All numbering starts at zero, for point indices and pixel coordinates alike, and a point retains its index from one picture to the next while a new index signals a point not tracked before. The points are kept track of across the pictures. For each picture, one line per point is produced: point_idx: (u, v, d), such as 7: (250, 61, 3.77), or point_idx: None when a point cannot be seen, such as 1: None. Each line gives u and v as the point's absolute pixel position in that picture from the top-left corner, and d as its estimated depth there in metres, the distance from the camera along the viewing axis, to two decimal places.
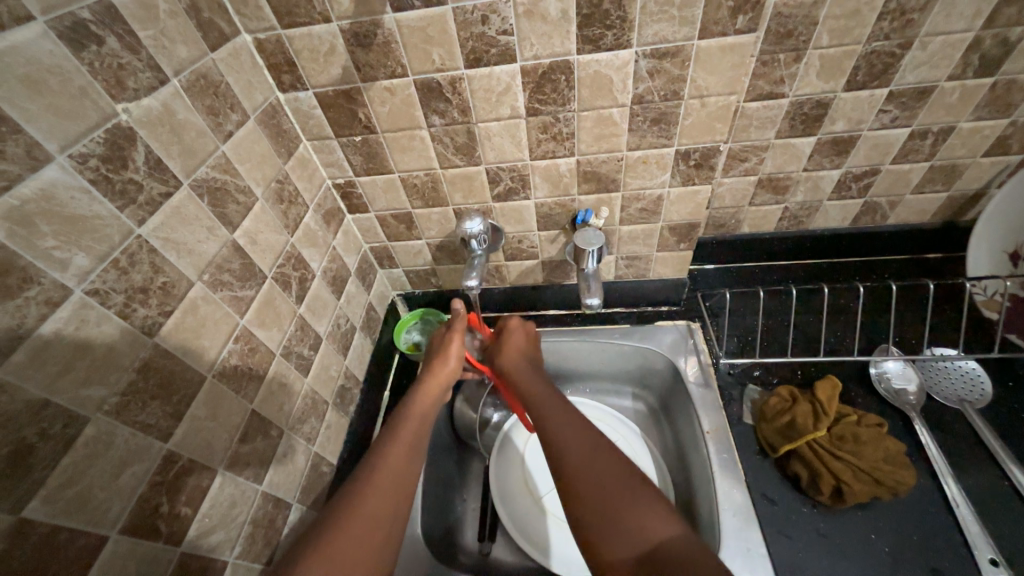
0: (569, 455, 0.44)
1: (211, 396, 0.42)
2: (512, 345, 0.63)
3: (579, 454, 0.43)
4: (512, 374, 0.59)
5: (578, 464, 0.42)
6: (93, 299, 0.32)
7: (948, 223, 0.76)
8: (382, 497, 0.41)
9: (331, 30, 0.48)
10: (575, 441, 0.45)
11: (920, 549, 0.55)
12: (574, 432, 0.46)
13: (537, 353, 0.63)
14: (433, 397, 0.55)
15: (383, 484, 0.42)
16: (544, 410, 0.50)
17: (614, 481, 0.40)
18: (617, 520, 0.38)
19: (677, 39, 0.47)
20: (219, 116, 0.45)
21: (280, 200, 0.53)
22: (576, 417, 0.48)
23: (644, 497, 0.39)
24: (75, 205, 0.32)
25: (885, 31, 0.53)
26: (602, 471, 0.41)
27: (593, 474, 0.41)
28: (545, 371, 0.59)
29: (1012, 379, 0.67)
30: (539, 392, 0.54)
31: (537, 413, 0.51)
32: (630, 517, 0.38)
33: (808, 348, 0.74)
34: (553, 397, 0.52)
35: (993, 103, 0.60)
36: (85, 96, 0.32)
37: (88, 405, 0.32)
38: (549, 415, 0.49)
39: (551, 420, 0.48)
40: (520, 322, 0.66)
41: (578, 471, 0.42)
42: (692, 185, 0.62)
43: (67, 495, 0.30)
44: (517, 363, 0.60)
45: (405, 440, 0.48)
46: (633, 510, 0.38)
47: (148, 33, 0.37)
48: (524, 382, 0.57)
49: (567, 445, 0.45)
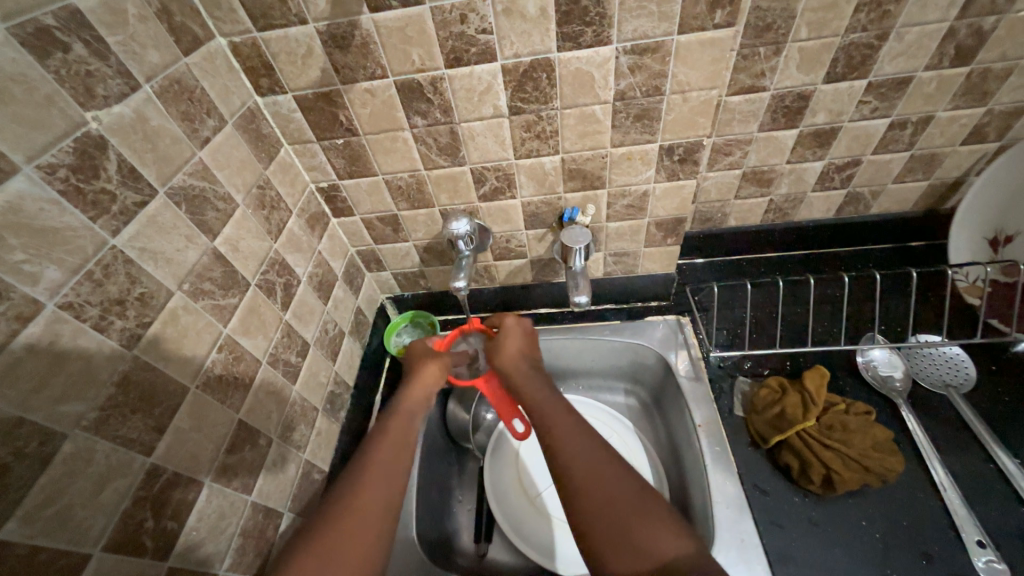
0: (574, 463, 0.43)
1: (194, 407, 0.41)
2: (511, 345, 0.60)
3: (584, 462, 0.42)
4: (510, 375, 0.57)
5: (584, 472, 0.42)
6: (67, 313, 0.32)
7: (929, 211, 0.77)
8: (376, 497, 0.41)
9: (308, 32, 0.48)
10: (580, 448, 0.44)
11: (909, 534, 0.56)
12: (578, 438, 0.45)
13: (534, 350, 0.62)
14: (422, 400, 0.54)
15: (378, 484, 0.42)
16: (546, 413, 0.49)
17: (621, 492, 0.40)
18: (623, 534, 0.38)
19: (656, 35, 0.47)
20: (195, 121, 0.44)
21: (262, 206, 0.53)
22: (581, 423, 0.47)
23: (654, 512, 0.39)
24: (45, 217, 0.31)
25: (862, 23, 0.54)
26: (608, 481, 0.41)
27: (599, 484, 0.41)
28: (544, 372, 0.57)
29: (995, 364, 0.68)
30: (540, 395, 0.52)
31: (539, 415, 0.49)
32: (635, 531, 0.38)
33: (795, 340, 0.75)
34: (556, 400, 0.51)
35: (969, 92, 0.61)
36: (52, 105, 0.32)
37: (65, 422, 0.31)
38: (552, 418, 0.48)
39: (555, 424, 0.47)
40: (515, 320, 0.64)
41: (583, 480, 0.41)
42: (677, 180, 0.62)
43: (45, 515, 0.29)
44: (515, 364, 0.58)
45: (395, 444, 0.47)
46: (639, 523, 0.38)
47: (117, 39, 0.36)
48: (523, 383, 0.55)
49: (572, 453, 0.43)
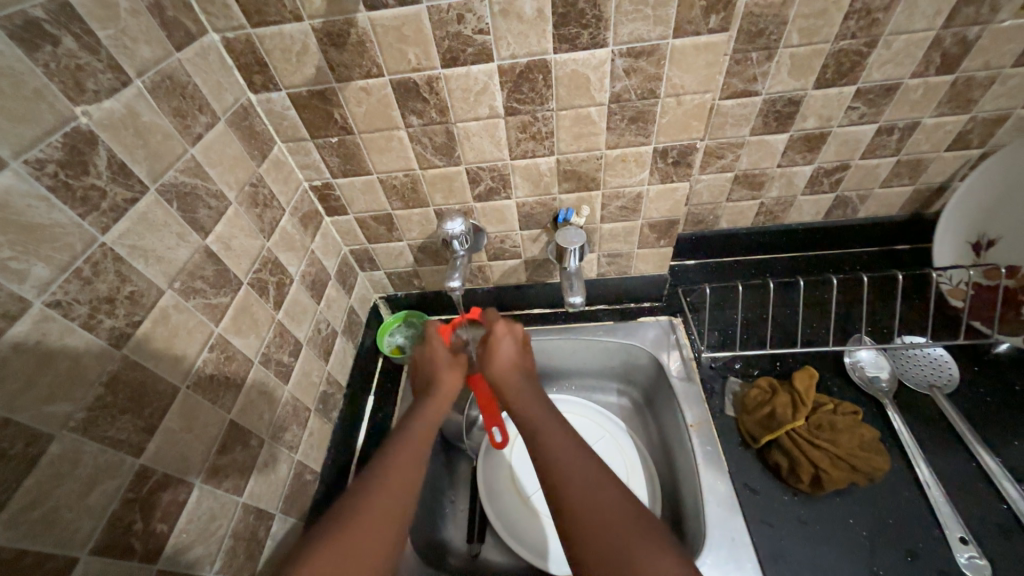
0: (570, 482, 0.42)
1: (185, 407, 0.41)
2: (502, 351, 0.60)
3: (586, 481, 0.42)
4: (508, 383, 0.56)
5: (581, 491, 0.41)
6: (54, 311, 0.31)
7: (915, 216, 0.79)
8: (377, 499, 0.40)
9: (304, 29, 0.47)
10: (582, 466, 0.43)
11: (894, 531, 0.57)
12: (575, 456, 0.44)
13: (527, 357, 0.61)
14: (429, 405, 0.54)
15: (380, 487, 0.41)
16: (541, 430, 0.48)
17: (617, 512, 0.39)
18: (620, 555, 0.36)
19: (651, 38, 0.48)
20: (188, 117, 0.43)
21: (254, 203, 0.52)
22: (583, 442, 0.46)
23: (656, 536, 0.38)
24: (32, 213, 0.30)
25: (852, 30, 0.55)
26: (605, 502, 0.40)
27: (595, 503, 0.40)
28: (538, 386, 0.57)
29: (977, 365, 0.70)
30: (537, 409, 0.52)
31: (534, 431, 0.49)
32: (632, 551, 0.37)
33: (785, 341, 0.76)
34: (551, 416, 0.50)
35: (954, 99, 0.63)
36: (40, 99, 0.31)
37: (52, 423, 0.30)
38: (547, 435, 0.47)
39: (557, 439, 0.47)
40: (508, 325, 0.63)
41: (580, 500, 0.41)
42: (671, 182, 0.62)
43: (31, 518, 0.28)
44: (508, 373, 0.57)
45: (399, 450, 0.46)
46: (637, 542, 0.37)
47: (108, 33, 0.36)
48: (518, 396, 0.54)
49: (567, 471, 0.43)
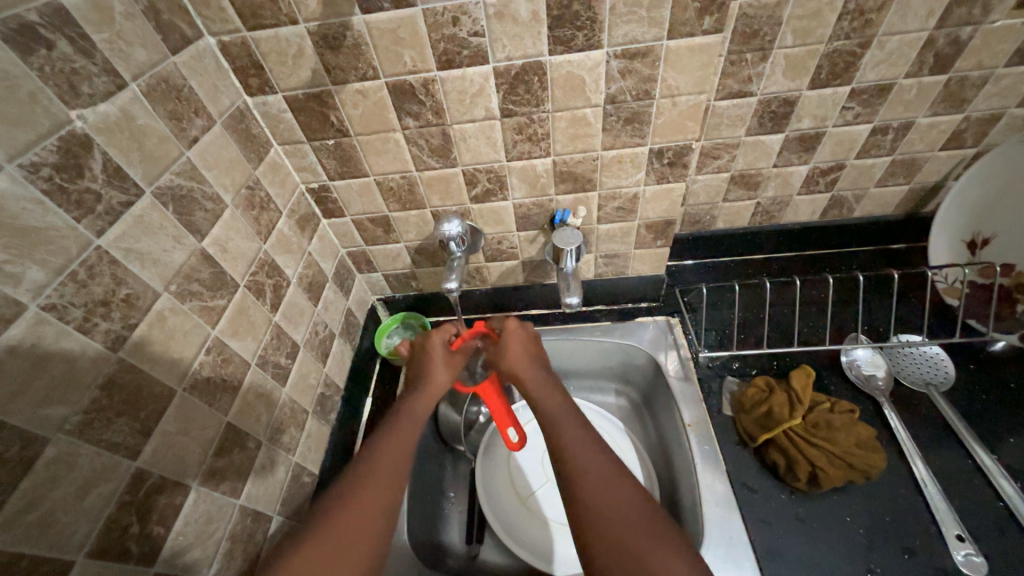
0: (583, 478, 0.42)
1: (181, 410, 0.41)
2: (515, 346, 0.60)
3: (596, 477, 0.42)
4: (519, 379, 0.56)
5: (594, 487, 0.41)
6: (49, 315, 0.31)
7: (910, 215, 0.79)
8: (381, 496, 0.41)
9: (299, 32, 0.47)
10: (592, 464, 0.43)
11: (892, 529, 0.57)
12: (590, 452, 0.44)
13: (539, 352, 0.61)
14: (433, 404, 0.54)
15: (383, 483, 0.42)
16: (557, 424, 0.48)
17: (627, 511, 0.39)
18: (629, 555, 0.36)
19: (646, 40, 0.48)
20: (183, 120, 0.43)
21: (251, 206, 0.52)
22: (592, 438, 0.46)
23: (665, 534, 0.37)
24: (28, 217, 0.30)
25: (845, 31, 0.55)
26: (615, 499, 0.40)
27: (607, 501, 0.40)
28: (552, 380, 0.56)
29: (974, 362, 0.70)
30: (548, 404, 0.51)
31: (549, 424, 0.49)
32: (642, 551, 0.36)
33: (782, 340, 0.76)
34: (566, 410, 0.50)
35: (948, 99, 0.63)
36: (35, 102, 0.31)
37: (47, 426, 0.30)
38: (562, 429, 0.47)
39: (568, 434, 0.46)
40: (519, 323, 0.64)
41: (592, 497, 0.40)
42: (667, 183, 0.62)
43: (27, 522, 0.28)
44: (519, 370, 0.57)
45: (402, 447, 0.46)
46: (646, 543, 0.37)
47: (103, 36, 0.36)
48: (533, 388, 0.54)
49: (580, 468, 0.43)
